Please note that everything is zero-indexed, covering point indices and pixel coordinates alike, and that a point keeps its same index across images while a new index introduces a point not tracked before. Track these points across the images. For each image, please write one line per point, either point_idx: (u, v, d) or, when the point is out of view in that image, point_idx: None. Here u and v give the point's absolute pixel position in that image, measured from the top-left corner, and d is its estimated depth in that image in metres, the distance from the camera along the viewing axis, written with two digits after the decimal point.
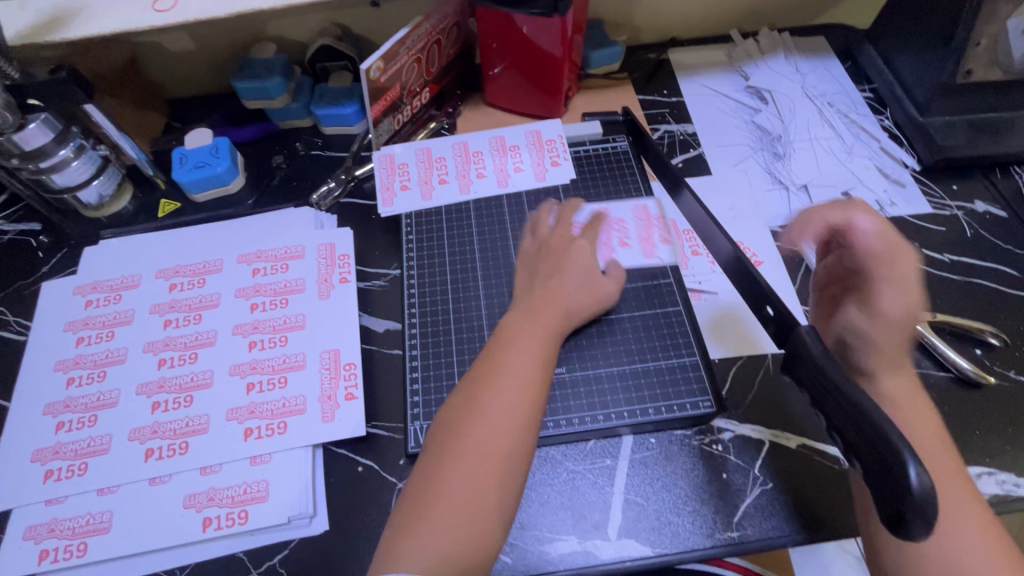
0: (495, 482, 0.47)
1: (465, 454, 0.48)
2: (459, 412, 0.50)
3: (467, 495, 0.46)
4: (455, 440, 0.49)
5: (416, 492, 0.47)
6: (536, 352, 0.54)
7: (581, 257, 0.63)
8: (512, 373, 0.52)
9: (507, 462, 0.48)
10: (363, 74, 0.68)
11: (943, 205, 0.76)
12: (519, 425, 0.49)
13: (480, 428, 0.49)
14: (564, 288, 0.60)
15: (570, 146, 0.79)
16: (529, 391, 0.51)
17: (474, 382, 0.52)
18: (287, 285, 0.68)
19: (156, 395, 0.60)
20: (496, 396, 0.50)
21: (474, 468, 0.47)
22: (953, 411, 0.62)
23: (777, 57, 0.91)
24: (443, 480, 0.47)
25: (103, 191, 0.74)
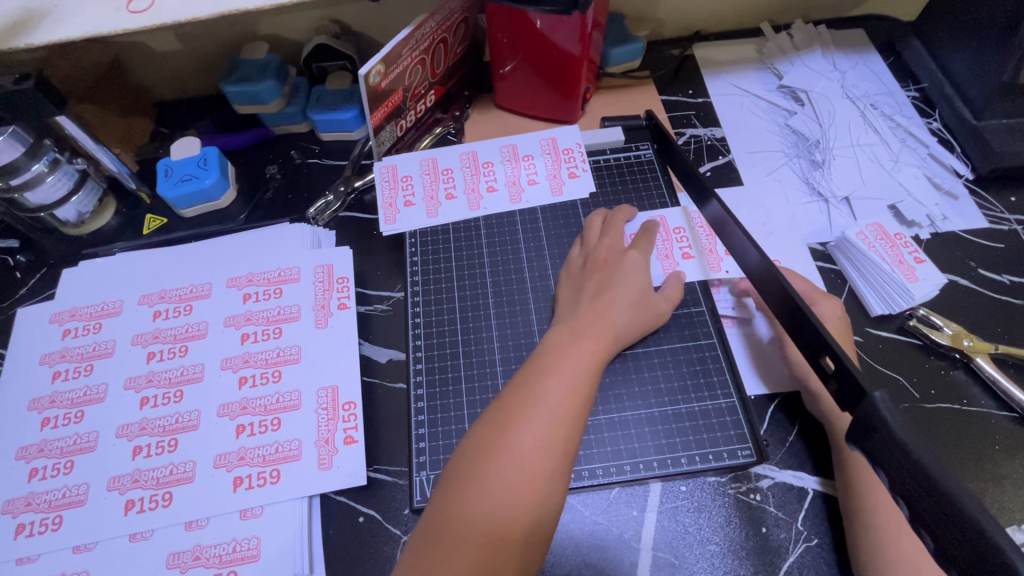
0: (520, 529, 0.42)
1: (489, 495, 0.42)
2: (484, 444, 0.45)
3: (487, 542, 0.41)
4: (479, 477, 0.43)
5: (430, 531, 0.42)
6: (574, 379, 0.48)
7: (635, 272, 0.58)
8: (548, 403, 0.46)
9: (534, 508, 0.43)
10: (362, 80, 0.62)
11: (1001, 219, 0.69)
12: (551, 466, 0.44)
13: (507, 466, 0.43)
14: (612, 308, 0.54)
15: (589, 155, 0.73)
16: (565, 426, 0.46)
17: (503, 410, 0.46)
18: (280, 313, 0.62)
19: (138, 438, 0.55)
20: (527, 429, 0.45)
21: (498, 513, 0.42)
22: (1020, 456, 0.55)
23: (813, 53, 0.83)
24: (462, 523, 0.42)
25: (82, 208, 0.69)
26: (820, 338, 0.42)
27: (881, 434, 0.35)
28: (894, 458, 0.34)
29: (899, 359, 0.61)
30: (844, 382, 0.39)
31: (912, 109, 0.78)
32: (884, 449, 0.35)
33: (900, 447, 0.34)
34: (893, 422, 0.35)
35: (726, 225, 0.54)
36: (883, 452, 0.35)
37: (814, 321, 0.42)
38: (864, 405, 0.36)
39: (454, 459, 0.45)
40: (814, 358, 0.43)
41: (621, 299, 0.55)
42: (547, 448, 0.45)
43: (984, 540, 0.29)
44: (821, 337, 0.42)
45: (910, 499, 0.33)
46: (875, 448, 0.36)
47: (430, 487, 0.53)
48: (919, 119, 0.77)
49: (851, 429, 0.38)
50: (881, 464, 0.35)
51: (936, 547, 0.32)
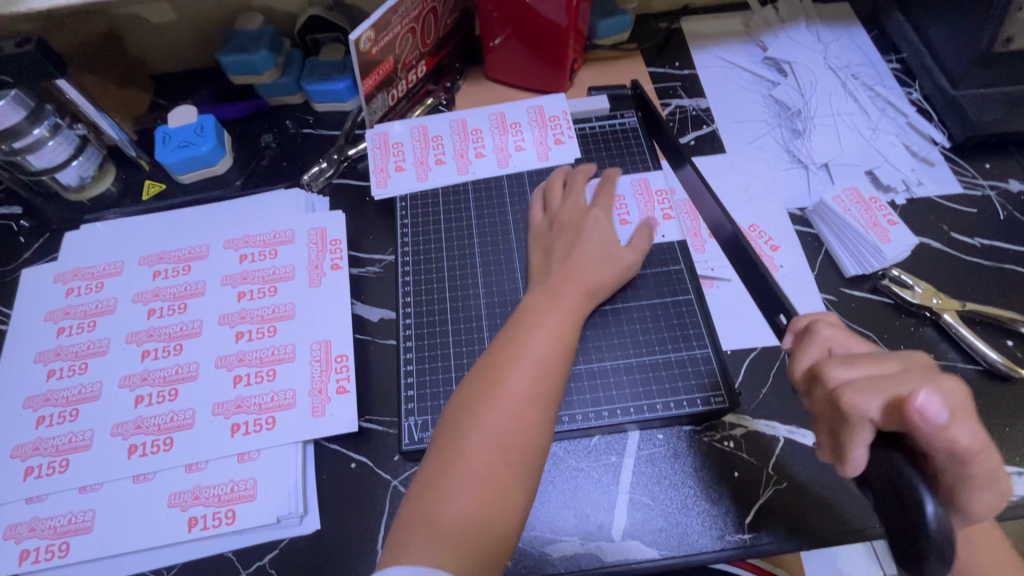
0: (515, 472, 0.44)
1: (486, 439, 0.45)
2: (475, 396, 0.47)
3: (484, 484, 0.43)
4: (474, 427, 0.45)
5: (430, 479, 0.44)
6: (555, 334, 0.51)
7: (597, 232, 0.60)
8: (534, 356, 0.49)
9: (527, 452, 0.45)
10: (352, 46, 0.64)
11: (975, 185, 0.71)
12: (541, 413, 0.46)
13: (499, 416, 0.45)
14: (583, 265, 0.57)
15: (575, 123, 0.75)
16: (550, 378, 0.48)
17: (491, 365, 0.49)
18: (275, 273, 0.65)
19: (139, 388, 0.58)
20: (517, 379, 0.47)
21: (494, 458, 0.44)
22: (983, 406, 0.58)
23: (798, 26, 0.85)
24: (459, 469, 0.43)
25: (83, 172, 0.71)
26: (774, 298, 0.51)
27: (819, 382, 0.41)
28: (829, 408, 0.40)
29: (871, 316, 0.63)
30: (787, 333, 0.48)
31: (893, 80, 0.80)
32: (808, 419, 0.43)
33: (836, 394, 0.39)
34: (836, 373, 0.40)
35: (700, 191, 0.59)
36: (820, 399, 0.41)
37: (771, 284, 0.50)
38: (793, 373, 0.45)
39: (446, 412, 0.47)
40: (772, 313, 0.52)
41: (592, 258, 0.58)
42: (534, 399, 0.47)
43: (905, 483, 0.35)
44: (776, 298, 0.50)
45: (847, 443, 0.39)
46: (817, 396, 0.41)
47: (418, 433, 0.56)
48: (899, 89, 0.79)
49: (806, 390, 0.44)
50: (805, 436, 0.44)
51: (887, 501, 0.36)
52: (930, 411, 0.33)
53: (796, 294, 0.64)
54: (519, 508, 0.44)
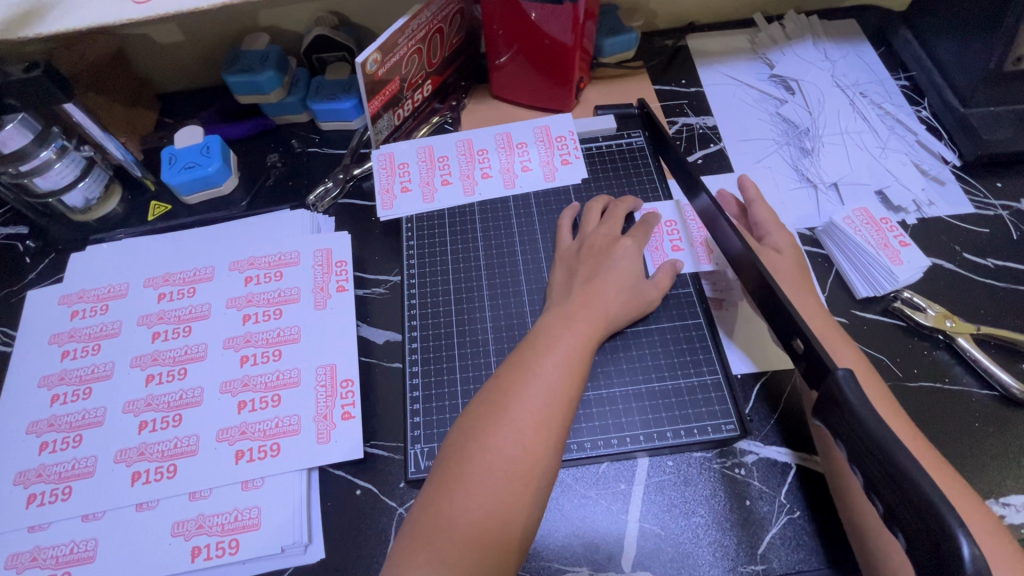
0: (519, 502, 0.43)
1: (490, 467, 0.44)
2: (482, 419, 0.46)
3: (487, 513, 0.42)
4: (478, 452, 0.44)
5: (431, 503, 0.43)
6: (567, 359, 0.50)
7: (627, 260, 0.59)
8: (543, 381, 0.48)
9: (533, 482, 0.44)
10: (359, 68, 0.63)
11: (987, 204, 0.70)
12: (548, 442, 0.45)
13: (505, 441, 0.45)
14: (605, 292, 0.56)
15: (582, 143, 0.74)
16: (560, 404, 0.47)
17: (500, 389, 0.48)
18: (280, 295, 0.64)
19: (143, 414, 0.57)
20: (525, 405, 0.46)
21: (497, 484, 0.43)
22: (1000, 433, 0.57)
23: (805, 43, 0.85)
24: (461, 495, 0.43)
25: (89, 194, 0.71)
26: (793, 322, 0.47)
27: (843, 410, 0.39)
28: (851, 432, 0.38)
29: (883, 339, 0.62)
30: (812, 361, 0.44)
31: (902, 98, 0.79)
32: (846, 426, 0.38)
33: (860, 421, 0.37)
34: (854, 398, 0.38)
35: (717, 220, 0.57)
36: (845, 427, 0.39)
37: (788, 308, 0.47)
38: (828, 383, 0.40)
39: (451, 434, 0.47)
40: (787, 340, 0.48)
41: (613, 286, 0.57)
42: (544, 425, 0.46)
43: (932, 515, 0.32)
44: (794, 323, 0.46)
45: (869, 472, 0.37)
46: (839, 423, 0.39)
47: (424, 460, 0.55)
48: (907, 108, 0.78)
49: (817, 405, 0.42)
50: (843, 440, 0.39)
51: (910, 545, 0.34)
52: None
53: None
54: (519, 537, 0.43)
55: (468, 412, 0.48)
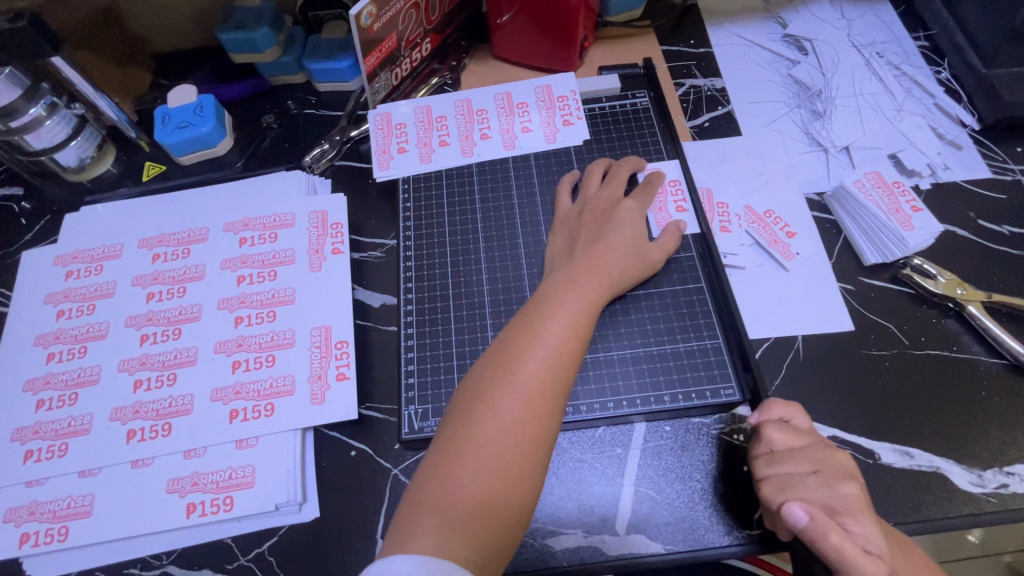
0: (526, 464, 0.43)
1: (496, 430, 0.43)
2: (487, 382, 0.45)
3: (494, 475, 0.41)
4: (485, 414, 0.43)
5: (437, 465, 0.42)
6: (571, 321, 0.49)
7: (630, 222, 0.57)
8: (548, 344, 0.47)
9: (539, 444, 0.43)
10: (353, 21, 0.61)
11: (1005, 169, 0.67)
12: (554, 403, 0.45)
13: (511, 404, 0.44)
14: (608, 255, 0.55)
15: (584, 103, 0.72)
16: (565, 367, 0.46)
17: (505, 351, 0.47)
18: (275, 256, 0.63)
19: (138, 372, 0.57)
20: (531, 367, 0.45)
21: (504, 446, 0.42)
22: (1006, 402, 0.55)
23: (821, 2, 0.81)
24: (468, 457, 0.42)
25: (82, 153, 0.70)
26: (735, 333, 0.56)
27: None
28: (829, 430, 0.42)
29: (890, 307, 0.60)
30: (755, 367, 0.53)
31: (921, 59, 0.76)
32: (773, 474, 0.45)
33: None
34: None
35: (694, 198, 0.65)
36: None
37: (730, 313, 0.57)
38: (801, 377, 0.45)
39: (456, 397, 0.46)
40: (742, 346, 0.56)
41: (616, 249, 0.56)
42: (550, 388, 0.45)
43: None
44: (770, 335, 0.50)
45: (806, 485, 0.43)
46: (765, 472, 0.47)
47: (419, 421, 0.54)
48: (926, 69, 0.75)
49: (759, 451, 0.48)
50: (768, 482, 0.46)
51: None
52: (796, 516, 0.43)
53: (813, 284, 0.61)
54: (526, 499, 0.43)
55: (472, 375, 0.47)
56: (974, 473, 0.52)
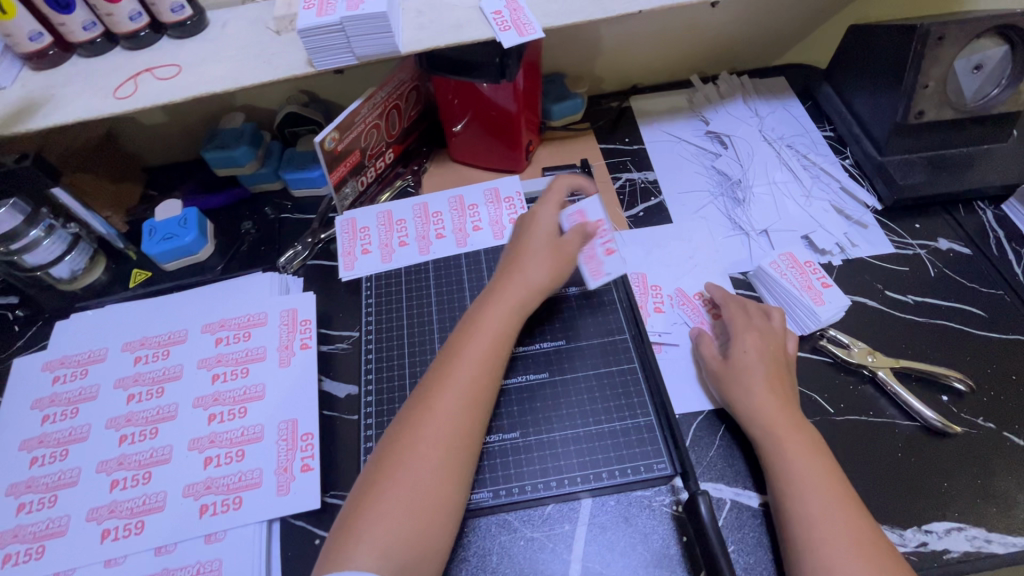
0: (460, 450, 0.53)
1: (438, 426, 0.53)
2: (431, 387, 0.55)
3: (436, 459, 0.52)
4: (429, 412, 0.54)
5: (389, 455, 0.52)
6: (487, 346, 0.58)
7: (541, 221, 0.66)
8: (477, 352, 0.58)
9: (469, 434, 0.54)
10: (319, 147, 0.69)
11: (905, 244, 0.75)
12: (481, 401, 0.56)
13: (450, 402, 0.54)
14: (529, 261, 0.64)
15: (528, 202, 0.81)
16: (489, 370, 0.57)
17: (445, 362, 0.57)
18: (248, 354, 0.69)
19: (115, 472, 0.61)
20: (464, 373, 0.56)
21: (444, 437, 0.53)
22: (921, 463, 0.60)
23: (736, 101, 0.92)
24: (414, 446, 0.52)
25: (75, 265, 0.77)
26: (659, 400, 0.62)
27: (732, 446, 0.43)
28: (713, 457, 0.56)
29: (812, 376, 0.66)
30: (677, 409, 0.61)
31: (827, 148, 0.86)
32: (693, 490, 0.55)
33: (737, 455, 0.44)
34: None
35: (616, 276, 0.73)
36: None
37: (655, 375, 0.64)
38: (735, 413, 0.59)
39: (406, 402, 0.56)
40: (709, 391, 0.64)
41: (531, 253, 0.64)
42: (479, 390, 0.56)
43: None
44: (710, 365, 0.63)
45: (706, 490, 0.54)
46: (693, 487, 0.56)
47: None
48: (832, 157, 0.84)
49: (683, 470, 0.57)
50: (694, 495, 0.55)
51: None
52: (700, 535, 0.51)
53: None
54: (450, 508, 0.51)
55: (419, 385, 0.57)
56: (896, 532, 0.56)
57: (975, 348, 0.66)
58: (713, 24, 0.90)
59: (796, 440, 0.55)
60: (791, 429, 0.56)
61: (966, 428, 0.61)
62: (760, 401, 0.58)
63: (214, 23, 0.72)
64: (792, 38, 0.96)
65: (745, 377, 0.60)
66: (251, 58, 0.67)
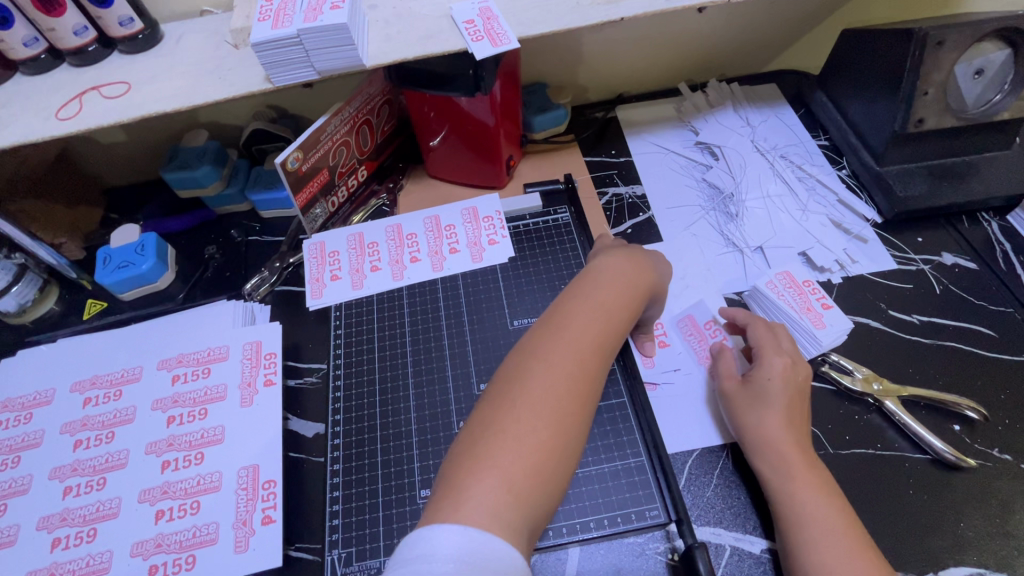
0: (579, 403, 0.45)
1: (556, 372, 0.45)
2: (544, 333, 0.48)
3: (556, 406, 0.43)
4: (544, 356, 0.46)
5: (499, 397, 0.44)
6: (623, 297, 0.53)
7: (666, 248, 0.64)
8: (606, 307, 0.51)
9: (590, 389, 0.46)
10: (280, 167, 0.64)
11: (908, 259, 0.71)
12: (604, 358, 0.48)
13: (569, 350, 0.47)
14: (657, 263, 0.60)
15: (509, 221, 0.76)
16: (612, 329, 0.50)
17: (563, 310, 0.50)
18: (207, 393, 0.64)
19: (58, 529, 0.56)
20: (585, 324, 0.49)
21: (563, 383, 0.45)
22: (934, 501, 0.55)
23: (726, 109, 0.88)
24: (528, 390, 0.44)
25: (23, 298, 0.72)
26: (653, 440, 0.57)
27: None
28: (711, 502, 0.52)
29: (814, 406, 0.61)
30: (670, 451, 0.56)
31: (822, 158, 0.82)
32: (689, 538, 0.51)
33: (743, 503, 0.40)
34: None
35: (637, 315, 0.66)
36: None
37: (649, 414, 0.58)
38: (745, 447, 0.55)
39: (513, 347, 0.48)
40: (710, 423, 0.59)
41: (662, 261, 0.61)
42: (602, 345, 0.49)
43: None
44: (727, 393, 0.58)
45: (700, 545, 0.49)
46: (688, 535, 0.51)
47: (341, 567, 0.53)
48: (828, 167, 0.80)
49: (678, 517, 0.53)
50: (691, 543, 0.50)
51: None
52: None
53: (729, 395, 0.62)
54: (563, 474, 0.43)
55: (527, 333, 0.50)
56: None
57: (986, 372, 0.62)
58: (700, 30, 0.86)
59: (809, 479, 0.50)
60: (804, 464, 0.52)
61: (980, 461, 0.57)
62: (775, 431, 0.53)
63: (168, 37, 0.68)
64: (783, 43, 0.92)
65: (761, 404, 0.55)
66: (205, 74, 0.62)
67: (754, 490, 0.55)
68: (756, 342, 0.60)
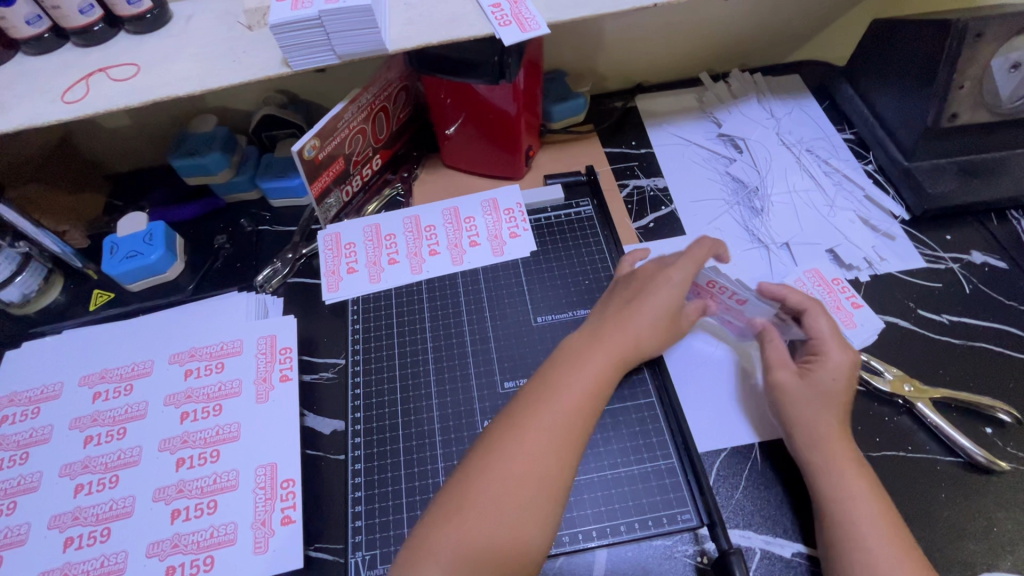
0: (535, 502, 0.46)
1: (511, 468, 0.46)
2: (508, 424, 0.49)
3: (508, 504, 0.45)
4: (499, 452, 0.47)
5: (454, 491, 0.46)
6: (593, 382, 0.52)
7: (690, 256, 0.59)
8: (574, 392, 0.51)
9: (551, 485, 0.46)
10: (296, 156, 0.62)
11: (937, 258, 0.70)
12: (572, 448, 0.48)
13: (528, 445, 0.47)
14: (645, 314, 0.56)
15: (530, 214, 0.74)
16: (583, 414, 0.50)
17: (533, 399, 0.50)
18: (221, 389, 0.62)
19: (70, 528, 0.54)
20: (551, 413, 0.49)
21: (518, 480, 0.46)
22: (966, 504, 0.54)
23: (750, 100, 0.86)
24: (480, 484, 0.46)
25: (27, 288, 0.70)
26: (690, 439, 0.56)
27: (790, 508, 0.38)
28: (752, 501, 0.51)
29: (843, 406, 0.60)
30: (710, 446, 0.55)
31: (848, 152, 0.80)
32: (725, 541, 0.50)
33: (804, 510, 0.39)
34: None
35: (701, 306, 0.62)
36: None
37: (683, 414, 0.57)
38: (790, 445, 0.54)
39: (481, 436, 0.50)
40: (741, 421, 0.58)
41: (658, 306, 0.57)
42: (569, 434, 0.49)
43: None
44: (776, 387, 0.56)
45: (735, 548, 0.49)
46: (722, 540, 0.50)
47: (366, 570, 0.52)
48: (854, 161, 0.79)
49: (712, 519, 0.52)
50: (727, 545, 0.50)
51: None
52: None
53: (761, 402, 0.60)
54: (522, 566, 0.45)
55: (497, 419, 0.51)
56: None
57: (1018, 373, 0.61)
58: (724, 17, 0.84)
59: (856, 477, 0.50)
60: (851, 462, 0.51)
61: (1012, 464, 0.56)
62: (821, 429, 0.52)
63: (178, 17, 0.64)
64: (808, 32, 0.89)
65: (818, 400, 0.54)
66: (218, 57, 0.60)
67: (785, 492, 0.55)
68: (815, 333, 0.57)
